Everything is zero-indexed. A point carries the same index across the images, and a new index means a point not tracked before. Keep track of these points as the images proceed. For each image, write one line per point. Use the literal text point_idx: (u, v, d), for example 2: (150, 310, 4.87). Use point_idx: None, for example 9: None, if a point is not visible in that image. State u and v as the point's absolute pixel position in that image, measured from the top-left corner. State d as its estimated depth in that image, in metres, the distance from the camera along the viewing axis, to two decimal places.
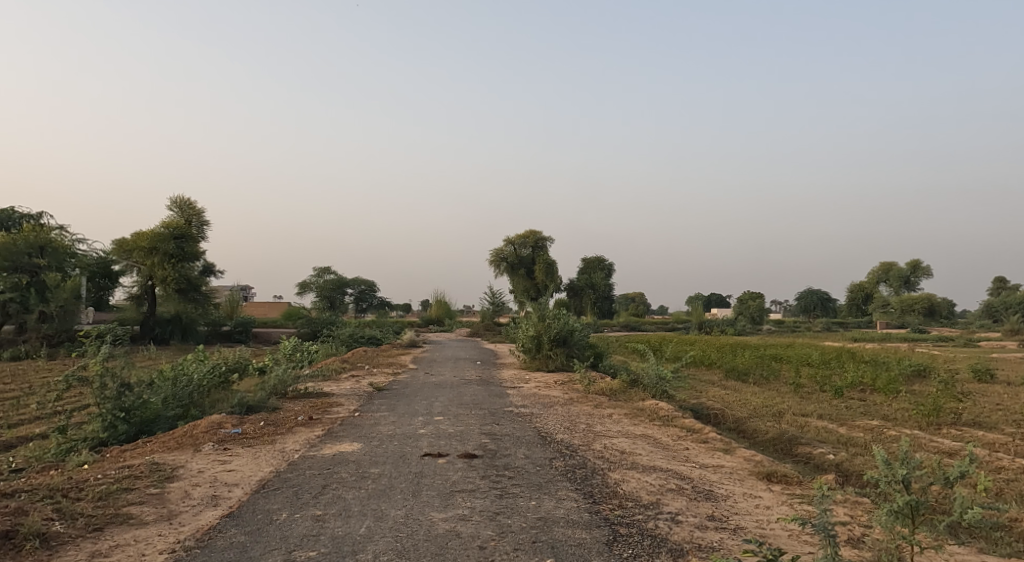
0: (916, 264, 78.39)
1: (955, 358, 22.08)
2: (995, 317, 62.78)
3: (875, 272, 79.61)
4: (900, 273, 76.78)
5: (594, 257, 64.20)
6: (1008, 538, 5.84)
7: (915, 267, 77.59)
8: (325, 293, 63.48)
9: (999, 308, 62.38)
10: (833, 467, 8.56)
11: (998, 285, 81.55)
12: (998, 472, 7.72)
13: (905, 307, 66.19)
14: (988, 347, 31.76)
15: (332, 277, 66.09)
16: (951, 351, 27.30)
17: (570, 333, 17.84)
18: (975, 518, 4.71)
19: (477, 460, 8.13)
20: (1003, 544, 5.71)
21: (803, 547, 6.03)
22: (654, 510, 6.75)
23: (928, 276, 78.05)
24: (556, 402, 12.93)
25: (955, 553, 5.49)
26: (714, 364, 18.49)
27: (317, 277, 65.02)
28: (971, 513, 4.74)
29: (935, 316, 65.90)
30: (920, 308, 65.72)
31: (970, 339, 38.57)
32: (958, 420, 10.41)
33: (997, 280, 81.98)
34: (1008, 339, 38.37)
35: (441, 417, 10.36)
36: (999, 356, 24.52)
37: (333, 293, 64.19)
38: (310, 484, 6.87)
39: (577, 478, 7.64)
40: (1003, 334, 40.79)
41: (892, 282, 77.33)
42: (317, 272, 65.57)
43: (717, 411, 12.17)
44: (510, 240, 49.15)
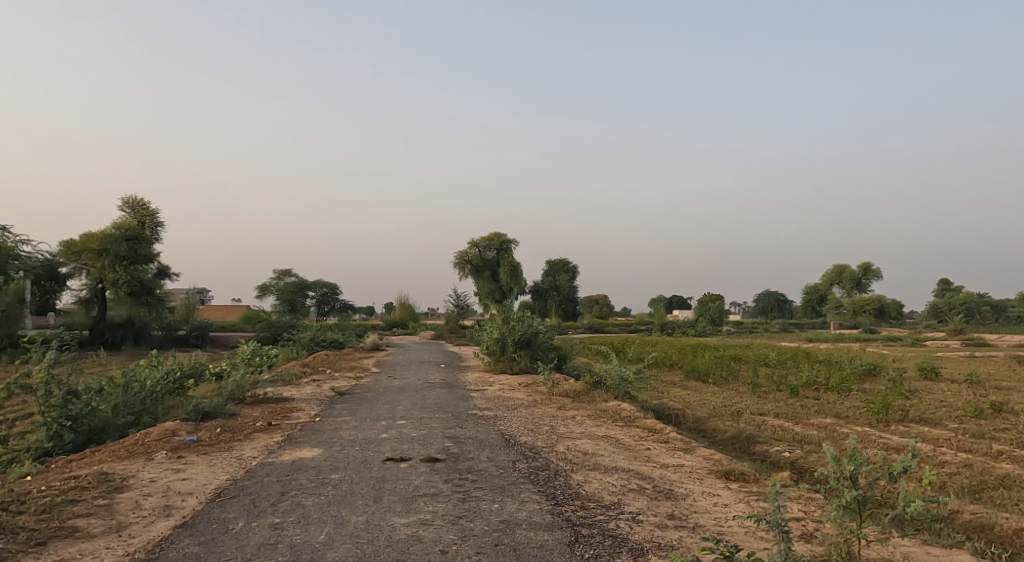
0: (866, 264, 80.78)
1: (902, 356, 22.89)
2: (940, 317, 64.97)
3: (828, 274, 81.75)
4: (852, 274, 78.80)
5: (558, 260, 64.74)
6: (949, 529, 6.09)
7: (865, 268, 79.97)
8: (285, 295, 62.93)
9: (944, 309, 64.64)
10: (788, 464, 8.79)
11: (942, 286, 84.90)
12: (942, 466, 8.03)
13: (856, 308, 68.21)
14: (932, 347, 32.14)
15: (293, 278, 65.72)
16: (903, 351, 28.10)
17: (534, 335, 17.99)
18: (917, 511, 4.90)
19: (440, 463, 8.16)
20: (945, 535, 5.93)
21: (759, 543, 6.19)
22: (616, 510, 6.84)
23: (878, 277, 80.33)
24: (520, 405, 12.97)
25: (900, 544, 5.72)
26: (675, 365, 18.82)
27: (276, 278, 64.71)
28: (913, 506, 4.93)
29: (885, 317, 67.97)
30: (871, 309, 67.53)
31: (916, 339, 39.15)
32: (905, 416, 10.79)
33: (942, 283, 84.78)
34: (952, 338, 39.98)
35: (404, 421, 10.33)
36: (942, 355, 25.45)
37: (294, 295, 63.70)
38: (268, 491, 6.80)
39: (540, 479, 7.72)
40: (947, 334, 42.41)
41: (844, 284, 79.43)
42: (278, 274, 65.18)
43: (678, 411, 12.38)
44: (473, 242, 49.17)
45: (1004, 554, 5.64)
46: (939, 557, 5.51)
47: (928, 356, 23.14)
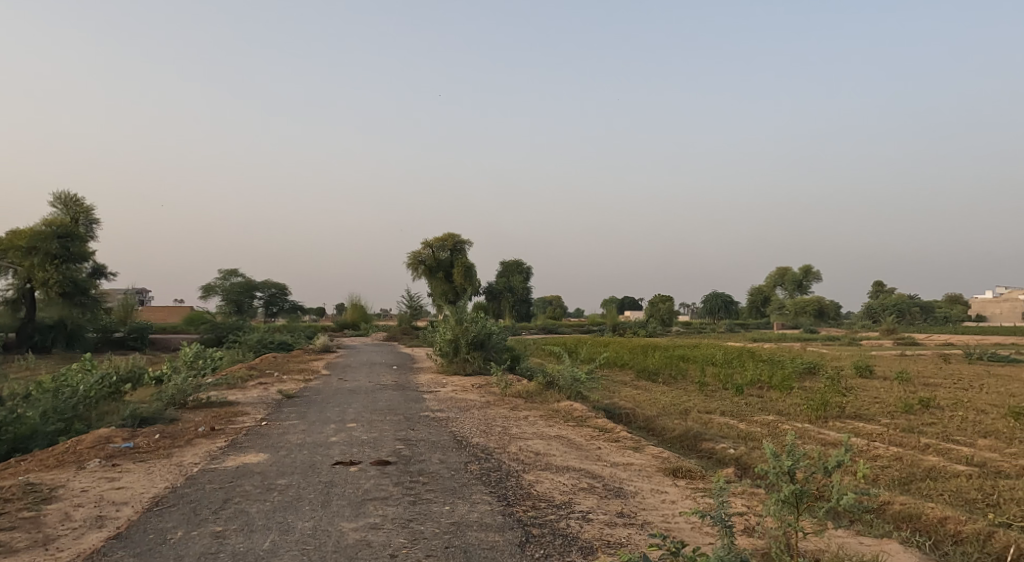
0: (806, 267, 83.44)
1: (839, 355, 23.74)
2: (873, 318, 67.32)
3: (772, 276, 83.92)
4: (794, 277, 81.11)
5: (512, 261, 64.98)
6: (879, 520, 6.36)
7: (806, 270, 82.34)
8: (230, 297, 61.78)
9: (878, 308, 67.12)
10: (733, 461, 9.04)
11: (877, 288, 88.14)
12: (874, 459, 8.36)
13: (798, 308, 70.28)
14: (869, 347, 32.29)
15: (238, 279, 64.56)
16: (838, 350, 29.19)
17: (487, 336, 18.07)
18: (848, 503, 5.10)
19: (390, 466, 8.13)
20: (876, 525, 6.19)
21: (704, 538, 6.35)
22: (566, 509, 6.93)
23: (819, 279, 82.97)
24: (473, 406, 13.00)
25: (835, 535, 5.95)
26: (626, 365, 19.12)
27: (222, 278, 63.47)
28: (845, 499, 5.13)
29: (825, 317, 70.17)
30: (812, 310, 69.57)
31: (853, 339, 39.96)
32: (842, 413, 11.20)
33: (876, 285, 87.89)
34: (886, 337, 41.45)
35: (354, 424, 10.24)
36: (876, 353, 26.47)
37: (239, 296, 62.50)
38: (209, 498, 6.68)
39: (492, 480, 7.76)
40: (880, 334, 44.16)
41: (787, 286, 81.72)
42: (222, 275, 63.90)
43: (628, 411, 12.57)
44: (427, 243, 48.92)
45: (929, 543, 5.91)
46: (871, 546, 5.74)
47: (864, 355, 24.01)
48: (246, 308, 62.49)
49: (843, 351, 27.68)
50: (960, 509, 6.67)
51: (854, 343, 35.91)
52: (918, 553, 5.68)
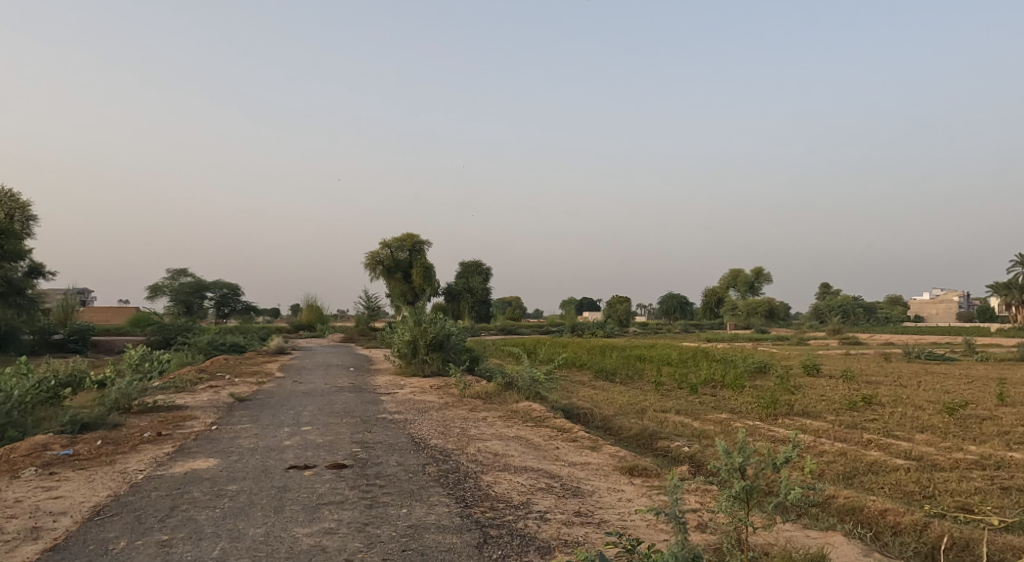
0: (756, 269, 85.42)
1: (789, 354, 24.34)
2: (820, 318, 69.01)
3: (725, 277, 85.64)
4: (746, 278, 82.81)
5: (472, 262, 64.88)
6: (826, 514, 6.54)
7: (757, 272, 84.21)
8: (179, 296, 60.47)
9: (825, 309, 68.88)
10: (687, 458, 9.20)
11: (823, 289, 90.63)
12: (821, 455, 8.60)
13: (750, 309, 71.74)
14: (817, 347, 32.63)
15: (188, 278, 63.21)
16: (788, 349, 29.93)
17: (446, 337, 18.01)
18: (795, 498, 5.23)
19: (346, 470, 8.06)
20: (822, 519, 6.38)
21: (659, 535, 6.45)
22: (524, 509, 6.96)
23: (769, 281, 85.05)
24: (431, 407, 12.96)
25: (783, 529, 6.11)
26: (584, 365, 19.29)
27: (171, 277, 62.10)
28: (792, 494, 5.26)
29: (776, 317, 71.81)
30: (763, 311, 71.07)
31: (801, 339, 40.76)
32: (791, 410, 11.48)
33: (823, 287, 90.34)
34: (832, 338, 42.58)
35: (309, 427, 10.12)
36: (822, 353, 27.22)
37: (188, 296, 61.26)
38: (156, 506, 6.53)
39: (450, 482, 7.76)
40: (827, 333, 45.45)
41: (740, 287, 83.41)
42: (171, 274, 62.47)
43: (586, 410, 12.70)
44: (385, 243, 48.56)
45: (873, 535, 6.11)
46: (817, 539, 5.92)
47: (813, 355, 24.68)
48: (195, 309, 61.25)
49: (792, 351, 28.40)
50: (900, 501, 6.92)
51: (803, 343, 36.86)
52: (861, 543, 5.88)
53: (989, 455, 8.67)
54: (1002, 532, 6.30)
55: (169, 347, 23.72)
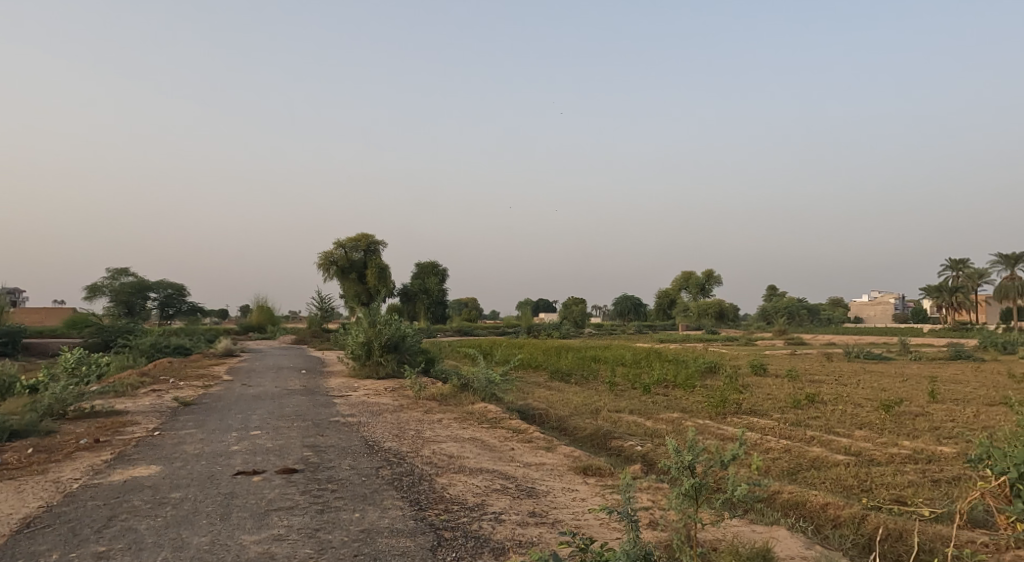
0: (708, 271, 87.23)
1: (737, 354, 24.87)
2: (768, 319, 70.69)
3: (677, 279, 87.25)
4: (698, 280, 84.37)
5: (428, 263, 64.51)
6: (771, 509, 6.66)
7: (708, 274, 85.84)
8: (120, 297, 58.73)
9: (771, 311, 70.52)
10: (640, 457, 9.28)
11: (770, 292, 93.21)
12: (767, 452, 8.78)
13: (701, 310, 73.03)
14: (767, 347, 33.79)
15: (130, 278, 61.39)
16: (737, 349, 30.63)
17: (401, 338, 17.81)
18: (742, 493, 5.29)
19: (297, 475, 7.89)
20: (767, 514, 6.50)
21: (612, 533, 6.47)
22: (479, 511, 6.91)
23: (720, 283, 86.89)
24: (385, 410, 12.80)
25: (730, 524, 6.20)
26: (540, 366, 19.34)
27: (111, 277, 60.28)
28: (739, 489, 5.32)
29: (726, 319, 73.30)
30: (713, 312, 72.46)
31: (750, 339, 42.69)
32: (740, 409, 11.69)
33: (770, 289, 92.82)
34: (779, 338, 43.69)
35: (258, 431, 9.89)
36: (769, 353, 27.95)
37: (130, 297, 59.56)
38: (93, 517, 6.29)
39: (405, 485, 7.66)
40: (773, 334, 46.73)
41: (691, 289, 84.95)
42: (112, 273, 60.58)
43: (541, 411, 12.72)
44: (339, 243, 47.85)
45: (816, 529, 6.25)
46: (763, 533, 6.02)
47: (760, 354, 25.28)
48: (137, 310, 59.58)
49: (740, 351, 29.03)
50: (840, 494, 7.10)
51: (752, 343, 37.70)
52: (804, 537, 6.01)
53: (922, 450, 8.98)
54: (934, 522, 6.52)
55: (109, 350, 22.94)
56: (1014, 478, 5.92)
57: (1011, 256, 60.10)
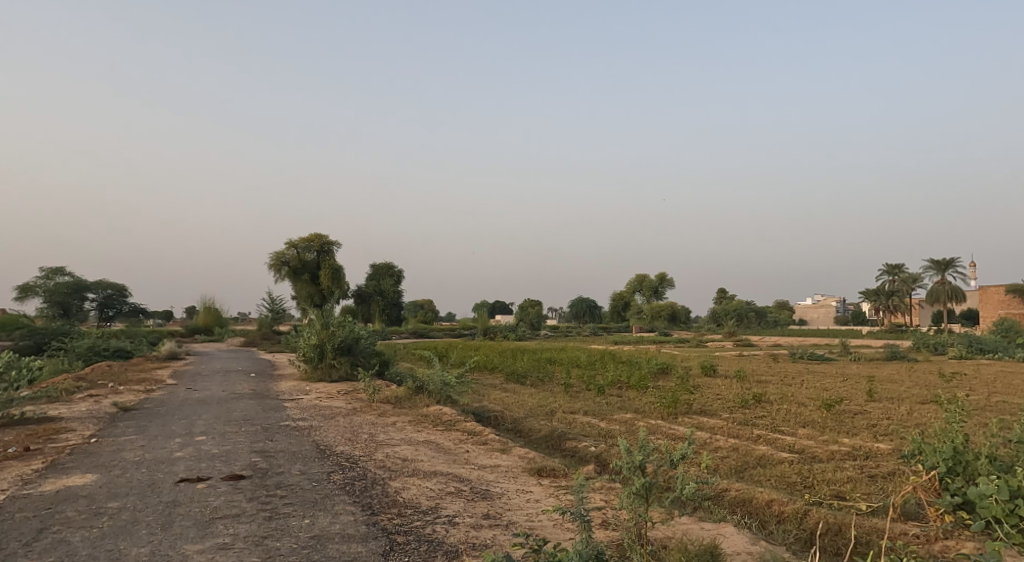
0: (661, 274, 88.44)
1: (689, 356, 25.24)
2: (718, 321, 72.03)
3: (631, 282, 88.23)
4: (651, 283, 85.45)
5: (383, 263, 63.82)
6: (718, 507, 6.73)
7: (662, 277, 87.01)
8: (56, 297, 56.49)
9: (721, 314, 71.87)
10: (593, 458, 9.30)
11: (720, 295, 95.08)
12: (717, 451, 8.89)
13: (654, 313, 73.99)
14: (715, 347, 36.33)
15: (66, 277, 59.11)
16: (688, 351, 31.09)
17: (355, 341, 17.55)
18: (691, 492, 5.32)
19: (244, 481, 7.67)
20: (715, 511, 6.56)
21: (565, 533, 6.45)
22: (433, 514, 6.82)
23: (672, 285, 88.20)
24: (338, 413, 12.58)
25: (680, 523, 6.24)
26: (495, 368, 19.29)
27: (46, 277, 57.92)
28: (688, 488, 5.35)
29: (678, 321, 74.43)
30: (666, 314, 73.49)
31: (699, 339, 45.94)
32: (691, 409, 11.84)
33: (719, 292, 94.65)
34: (728, 340, 44.58)
35: (203, 437, 9.59)
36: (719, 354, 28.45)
37: (65, 297, 57.34)
38: (22, 529, 5.99)
39: (357, 489, 7.51)
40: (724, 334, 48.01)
41: (645, 292, 86.00)
42: (47, 272, 58.21)
43: (497, 413, 12.66)
44: (291, 243, 47.00)
45: (762, 526, 6.34)
46: (711, 530, 6.07)
47: (711, 355, 25.69)
48: (74, 311, 57.42)
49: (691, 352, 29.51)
50: (784, 491, 7.22)
51: (703, 345, 38.38)
52: (750, 533, 6.08)
53: (860, 447, 9.20)
54: (870, 516, 6.67)
55: (44, 353, 22.00)
56: (943, 472, 6.16)
57: (942, 261, 62.30)
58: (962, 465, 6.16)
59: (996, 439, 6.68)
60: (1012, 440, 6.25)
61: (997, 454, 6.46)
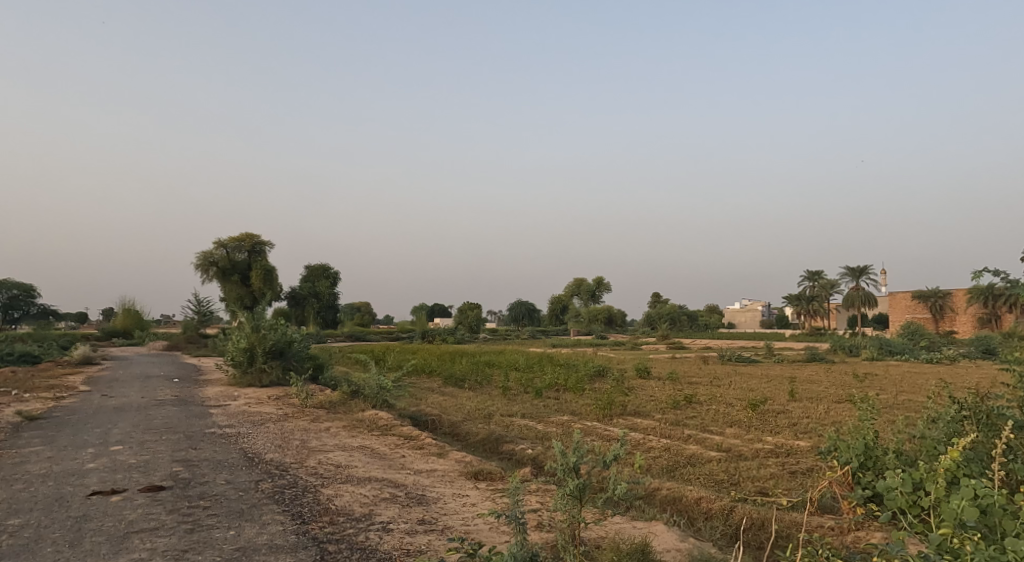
0: (599, 278, 89.59)
1: (625, 358, 25.58)
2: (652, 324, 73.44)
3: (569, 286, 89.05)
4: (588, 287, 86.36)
5: (317, 264, 62.52)
6: (648, 507, 6.74)
7: (599, 282, 88.06)
8: None
9: (654, 317, 73.34)
10: (530, 460, 9.23)
11: (654, 299, 97.07)
12: (649, 451, 8.94)
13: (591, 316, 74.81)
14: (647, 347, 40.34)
15: None
16: (624, 353, 31.49)
17: (287, 344, 17.04)
18: (622, 491, 5.27)
19: (164, 492, 7.26)
20: (646, 510, 6.57)
21: (501, 537, 6.33)
22: (366, 521, 6.60)
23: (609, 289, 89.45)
24: (268, 419, 12.13)
25: (612, 523, 6.20)
26: (433, 371, 19.06)
27: None
28: (620, 488, 5.29)
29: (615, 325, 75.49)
30: (603, 318, 74.46)
31: (631, 339, 53.01)
32: (626, 410, 11.93)
33: (654, 296, 96.57)
34: (661, 343, 45.48)
35: (119, 447, 9.07)
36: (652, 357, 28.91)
37: None
38: None
39: (286, 498, 7.21)
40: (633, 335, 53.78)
41: (582, 296, 86.88)
42: None
43: (434, 417, 12.46)
44: (221, 242, 45.41)
45: (692, 524, 6.37)
46: (642, 529, 6.06)
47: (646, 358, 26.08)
48: None
49: (626, 355, 29.89)
50: (712, 489, 7.29)
51: (637, 348, 38.98)
52: (678, 529, 6.11)
53: (783, 444, 9.42)
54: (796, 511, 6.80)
55: None
56: (856, 467, 6.38)
57: (855, 269, 65.16)
58: (872, 460, 6.45)
59: (902, 435, 6.93)
60: (915, 434, 6.54)
61: (904, 449, 6.76)
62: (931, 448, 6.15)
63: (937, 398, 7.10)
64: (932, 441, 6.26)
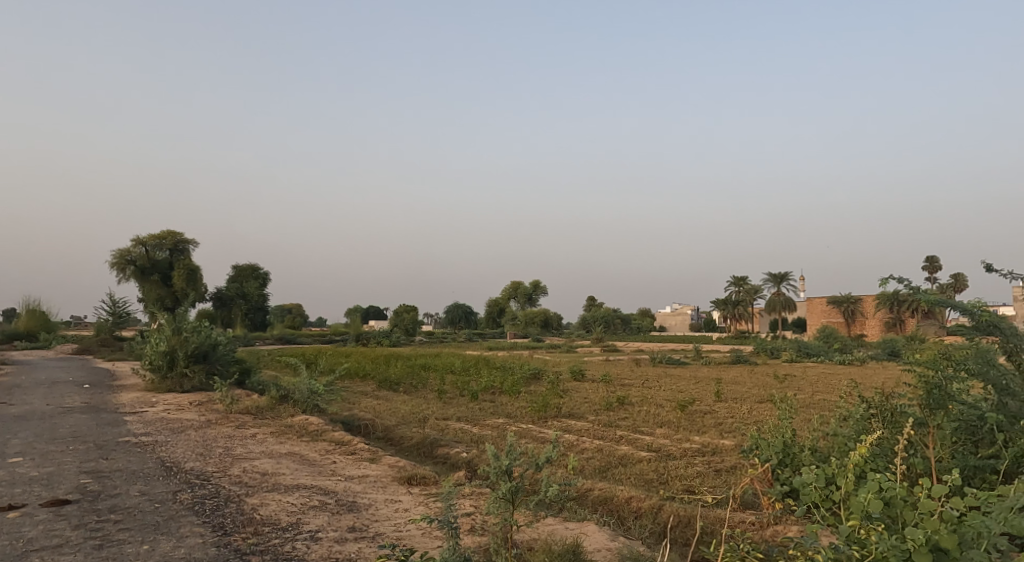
0: (535, 281, 90.03)
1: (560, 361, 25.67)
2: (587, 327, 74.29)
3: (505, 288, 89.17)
4: (524, 289, 86.63)
5: (246, 265, 60.78)
6: (580, 509, 6.64)
7: (535, 284, 88.45)
8: None
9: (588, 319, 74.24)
10: (465, 464, 9.02)
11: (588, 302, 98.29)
12: (582, 452, 8.87)
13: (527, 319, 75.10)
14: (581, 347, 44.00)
15: None
16: (559, 356, 31.66)
17: (211, 347, 16.30)
18: (553, 493, 5.11)
19: (69, 507, 6.72)
20: (578, 511, 6.47)
21: (433, 542, 6.10)
22: (293, 531, 6.25)
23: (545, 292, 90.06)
24: (189, 426, 11.52)
25: (544, 524, 6.06)
26: (367, 375, 18.62)
27: None
28: (550, 490, 5.13)
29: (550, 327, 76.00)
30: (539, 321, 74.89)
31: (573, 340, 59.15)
32: (560, 412, 11.86)
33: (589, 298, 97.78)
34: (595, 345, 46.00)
35: (20, 459, 8.40)
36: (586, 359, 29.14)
37: None
38: None
39: (206, 509, 6.78)
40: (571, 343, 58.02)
41: (519, 298, 87.14)
42: None
43: (367, 422, 12.09)
44: (140, 239, 43.37)
45: (624, 523, 6.30)
46: (575, 530, 5.94)
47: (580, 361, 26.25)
48: None
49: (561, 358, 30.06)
50: (642, 488, 7.26)
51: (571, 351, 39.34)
52: (610, 529, 6.01)
53: (710, 443, 9.52)
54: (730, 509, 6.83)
55: None
56: (776, 463, 6.44)
57: (778, 274, 67.66)
58: (791, 457, 6.54)
59: (818, 434, 7.05)
60: (828, 433, 6.64)
61: (820, 446, 6.87)
62: (842, 445, 6.27)
63: (846, 398, 7.21)
64: (842, 439, 6.38)
